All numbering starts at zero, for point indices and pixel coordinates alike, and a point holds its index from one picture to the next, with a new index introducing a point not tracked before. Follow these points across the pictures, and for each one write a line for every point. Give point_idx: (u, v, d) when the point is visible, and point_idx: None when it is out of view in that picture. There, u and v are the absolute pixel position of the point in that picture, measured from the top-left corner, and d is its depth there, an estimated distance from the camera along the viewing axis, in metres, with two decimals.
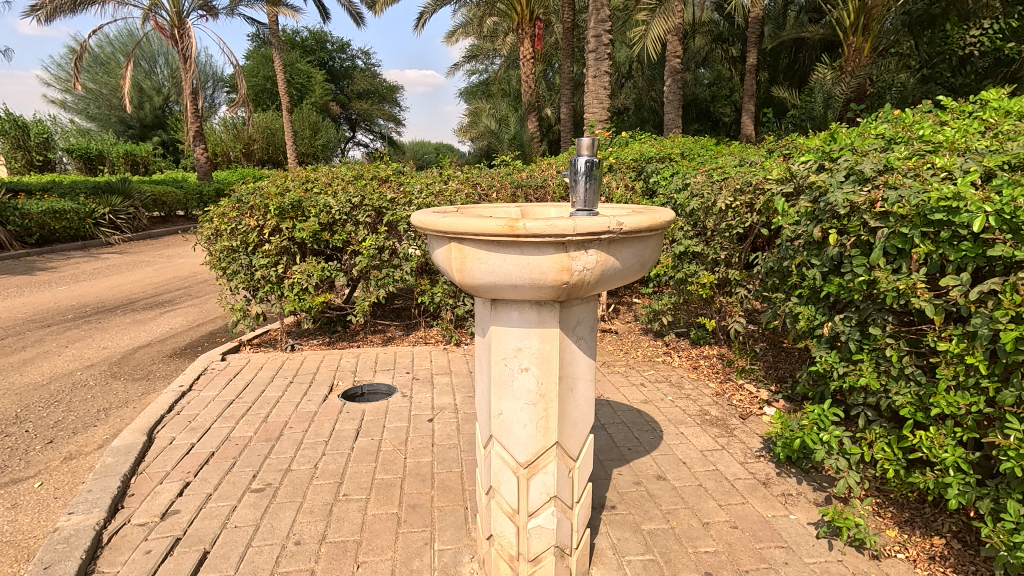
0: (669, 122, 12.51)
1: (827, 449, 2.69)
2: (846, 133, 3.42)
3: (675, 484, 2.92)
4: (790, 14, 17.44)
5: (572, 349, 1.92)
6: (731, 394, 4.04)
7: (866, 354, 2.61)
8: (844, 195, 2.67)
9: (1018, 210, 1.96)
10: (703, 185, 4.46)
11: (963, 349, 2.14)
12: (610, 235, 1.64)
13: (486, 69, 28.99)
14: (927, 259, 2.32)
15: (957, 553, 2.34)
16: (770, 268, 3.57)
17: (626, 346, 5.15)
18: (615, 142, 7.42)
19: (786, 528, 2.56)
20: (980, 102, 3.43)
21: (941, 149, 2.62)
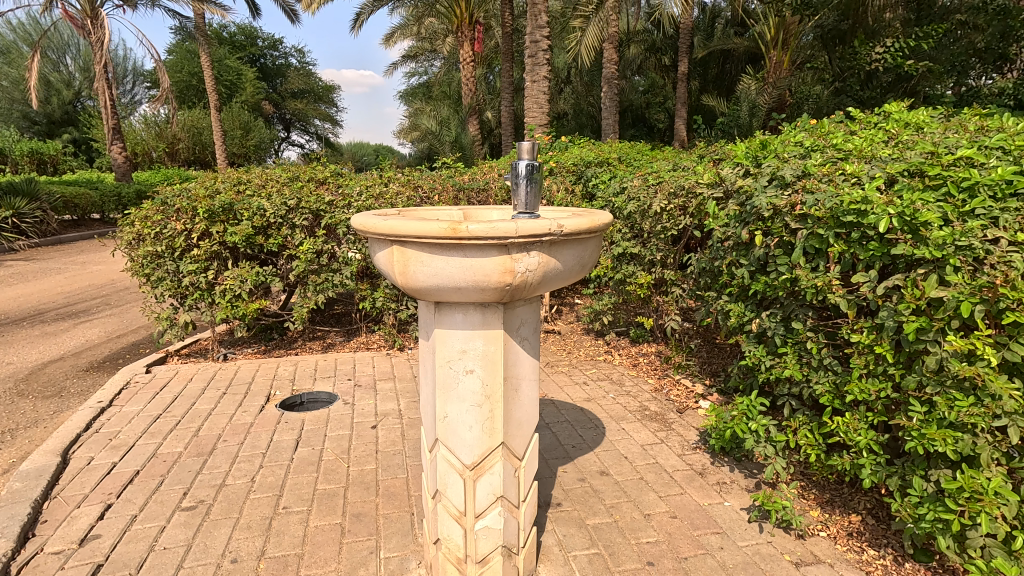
0: (607, 127, 12.85)
1: (756, 437, 2.86)
2: (768, 141, 3.65)
3: (617, 479, 3.01)
4: (717, 26, 18.36)
5: (516, 350, 1.94)
6: (669, 390, 4.20)
7: (790, 347, 2.79)
8: (768, 199, 2.85)
9: (917, 212, 2.16)
10: (640, 189, 4.62)
11: (872, 340, 2.33)
12: (551, 237, 1.67)
13: (426, 70, 28.81)
14: (841, 258, 2.52)
15: (871, 529, 2.54)
16: (702, 269, 3.75)
17: (569, 346, 5.25)
18: (554, 146, 7.57)
19: (721, 515, 2.70)
20: (884, 114, 3.74)
21: (852, 156, 2.84)
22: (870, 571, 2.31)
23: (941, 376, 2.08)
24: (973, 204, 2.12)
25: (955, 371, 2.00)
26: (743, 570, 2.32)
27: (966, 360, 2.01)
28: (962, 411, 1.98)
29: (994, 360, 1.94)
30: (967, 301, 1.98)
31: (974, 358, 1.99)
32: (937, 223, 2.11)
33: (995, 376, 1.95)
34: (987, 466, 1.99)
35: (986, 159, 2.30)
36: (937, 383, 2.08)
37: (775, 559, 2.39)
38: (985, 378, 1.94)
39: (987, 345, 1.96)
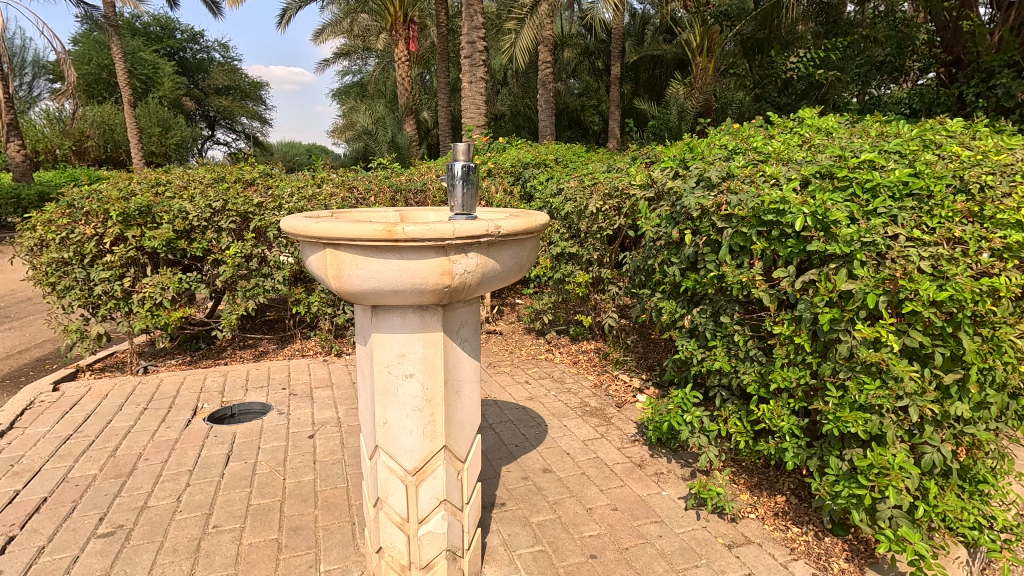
0: (543, 129, 13.01)
1: (690, 428, 2.99)
2: (696, 143, 3.82)
3: (560, 475, 3.06)
4: (647, 32, 19.02)
5: (456, 352, 1.93)
6: (608, 386, 4.31)
7: (719, 340, 2.93)
8: (695, 199, 2.98)
9: (827, 211, 2.33)
10: (576, 190, 4.71)
11: (792, 331, 2.49)
12: (489, 238, 1.67)
13: (360, 69, 28.17)
14: (763, 255, 2.67)
15: (795, 508, 2.72)
16: (637, 267, 3.87)
17: (511, 346, 5.28)
18: (492, 147, 7.60)
19: (659, 504, 2.80)
20: (798, 119, 4.00)
21: (771, 158, 3.01)
22: (794, 547, 2.47)
23: (852, 363, 2.25)
24: (875, 204, 2.31)
25: (864, 358, 2.17)
26: (681, 556, 2.42)
27: (873, 346, 2.19)
28: (871, 394, 2.16)
29: (896, 346, 2.12)
30: (873, 293, 2.15)
31: (879, 344, 2.17)
32: (845, 221, 2.28)
33: (897, 360, 2.13)
34: (892, 443, 2.18)
35: (887, 162, 2.51)
36: (848, 369, 2.25)
37: (710, 542, 2.51)
38: (889, 363, 2.12)
39: (890, 332, 2.14)
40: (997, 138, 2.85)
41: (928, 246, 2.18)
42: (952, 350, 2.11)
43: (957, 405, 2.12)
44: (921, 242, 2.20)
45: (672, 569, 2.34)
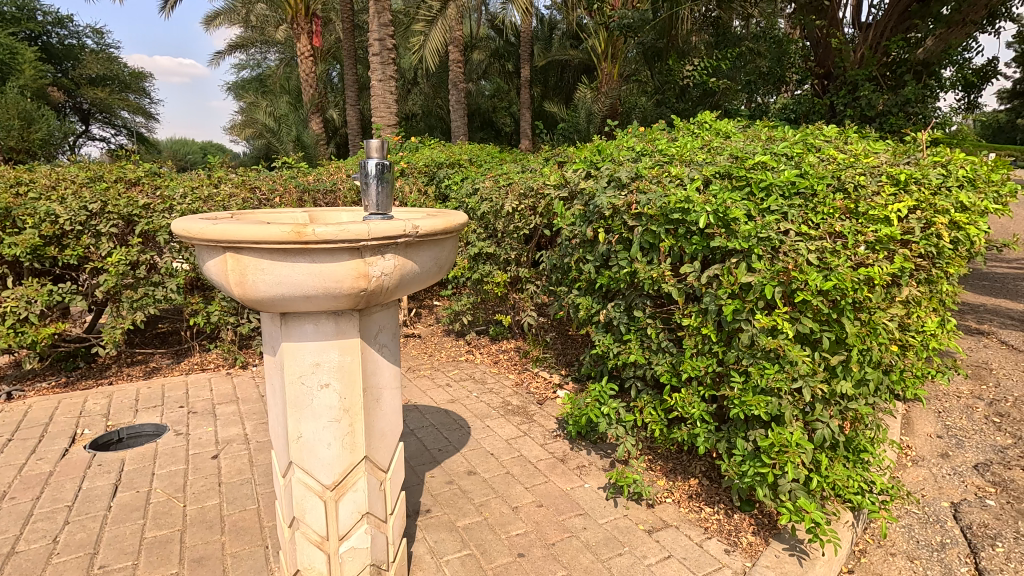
0: (456, 129, 12.93)
1: (608, 420, 3.09)
2: (606, 145, 3.94)
3: (485, 476, 3.04)
4: (555, 37, 19.52)
5: (374, 358, 1.85)
6: (529, 383, 4.35)
7: (633, 334, 3.05)
8: (608, 199, 3.08)
9: (727, 209, 2.49)
10: (491, 190, 4.72)
11: (699, 323, 2.64)
12: (406, 239, 1.60)
13: (259, 63, 26.58)
14: (671, 251, 2.81)
15: (707, 489, 2.88)
16: (554, 265, 3.94)
17: (430, 349, 5.19)
18: (404, 147, 7.45)
19: (582, 497, 2.86)
20: (698, 123, 4.26)
21: (675, 160, 3.17)
22: (707, 527, 2.62)
23: (753, 349, 2.42)
24: (769, 202, 2.49)
25: (763, 345, 2.34)
26: (605, 545, 2.48)
27: (771, 334, 2.36)
28: (771, 377, 2.33)
29: (790, 333, 2.31)
30: (769, 284, 2.33)
31: (776, 331, 2.35)
32: (743, 219, 2.45)
33: (792, 346, 2.32)
34: (790, 422, 2.37)
35: (777, 163, 2.72)
36: (750, 355, 2.42)
37: (631, 530, 2.60)
38: (785, 349, 2.30)
39: (785, 320, 2.32)
40: (865, 143, 3.20)
41: (814, 240, 2.39)
42: (837, 333, 2.32)
43: (843, 383, 2.35)
44: (809, 236, 2.40)
45: (597, 559, 2.40)
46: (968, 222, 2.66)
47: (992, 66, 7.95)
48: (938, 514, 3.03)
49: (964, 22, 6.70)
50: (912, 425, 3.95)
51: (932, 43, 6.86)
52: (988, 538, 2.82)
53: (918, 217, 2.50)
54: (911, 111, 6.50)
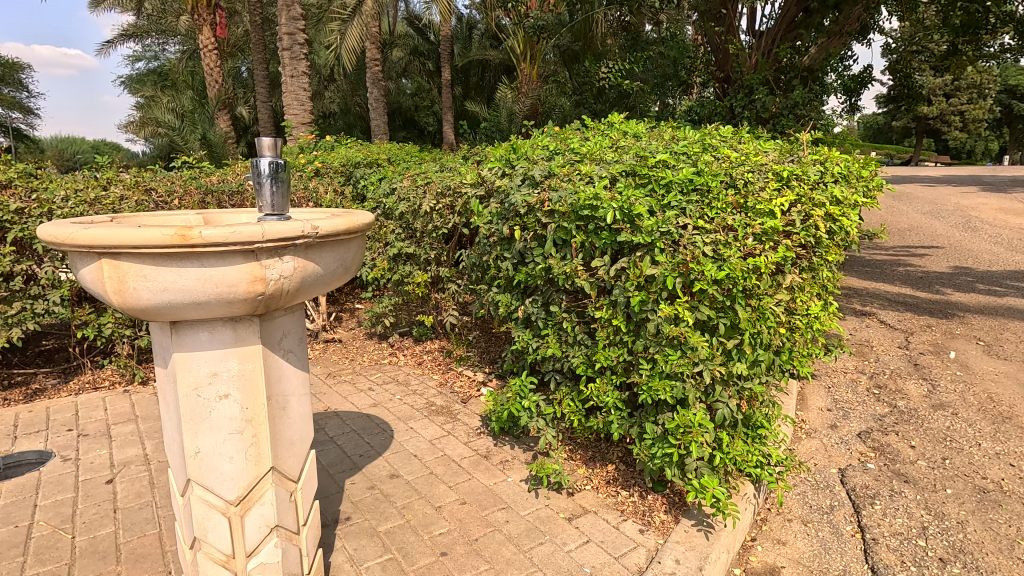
0: (376, 127, 12.62)
1: (529, 414, 3.17)
2: (521, 144, 4.00)
3: (408, 479, 3.00)
4: (474, 36, 19.52)
5: (278, 365, 1.77)
6: (453, 383, 4.34)
7: (551, 328, 3.13)
8: (522, 196, 3.13)
9: (632, 206, 2.61)
10: (409, 189, 4.66)
11: (610, 315, 2.75)
12: (306, 240, 1.55)
13: (157, 55, 24.65)
14: (582, 246, 2.91)
15: (623, 474, 3.01)
16: (474, 264, 3.96)
17: (352, 354, 5.04)
18: (319, 146, 7.19)
19: (505, 491, 2.90)
20: (609, 123, 4.42)
21: (586, 158, 3.28)
22: (623, 509, 2.75)
23: (659, 338, 2.56)
24: (669, 198, 2.64)
25: (667, 333, 2.47)
26: (526, 536, 2.54)
27: (674, 323, 2.51)
28: (674, 362, 2.47)
29: (691, 320, 2.46)
30: (671, 275, 2.47)
31: (679, 320, 2.49)
32: (646, 214, 2.58)
33: (692, 333, 2.47)
34: (693, 404, 2.53)
35: (677, 162, 2.89)
36: (656, 343, 2.55)
37: (552, 519, 2.67)
38: (686, 336, 2.45)
39: (685, 308, 2.47)
40: (756, 143, 3.46)
41: (710, 233, 2.56)
42: (732, 319, 2.50)
43: (738, 365, 2.53)
44: (705, 230, 2.57)
45: (519, 550, 2.44)
46: (841, 214, 2.95)
47: (866, 74, 8.82)
48: (828, 480, 3.34)
49: (841, 33, 7.35)
50: (806, 401, 4.31)
51: (815, 51, 7.49)
52: (868, 497, 3.14)
53: (799, 211, 2.75)
54: (800, 113, 7.09)
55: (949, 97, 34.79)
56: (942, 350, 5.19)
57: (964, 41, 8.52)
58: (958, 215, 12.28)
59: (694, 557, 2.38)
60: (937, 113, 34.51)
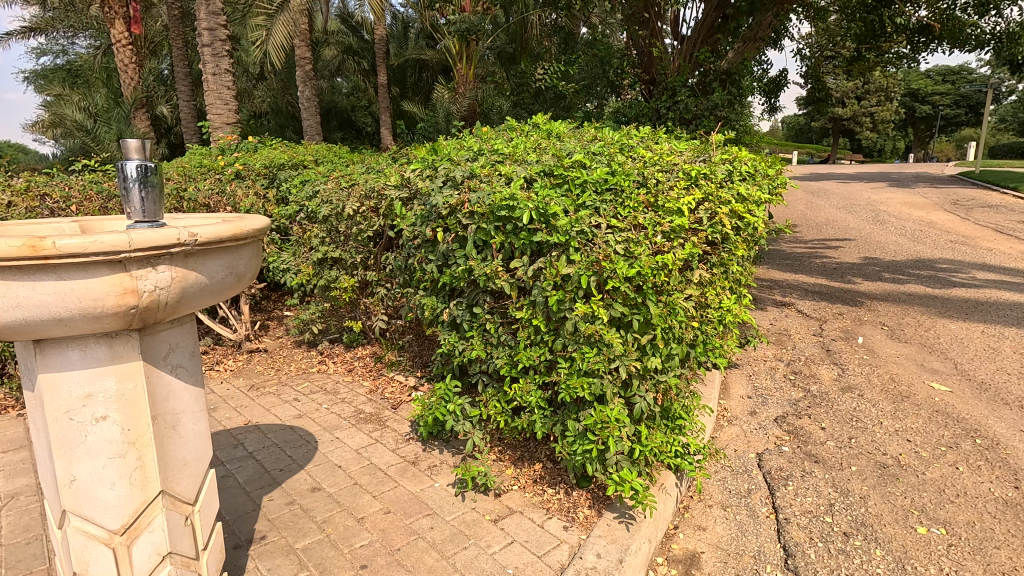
0: (308, 128, 12.01)
1: (455, 417, 3.15)
2: (445, 144, 3.95)
3: (330, 491, 2.91)
4: (409, 35, 19.15)
5: (165, 381, 1.67)
6: (383, 389, 4.24)
7: (475, 330, 3.11)
8: (443, 198, 3.09)
9: (547, 206, 2.63)
10: (332, 192, 4.51)
11: (530, 315, 2.76)
12: (183, 248, 1.47)
13: (65, 50, 22.81)
14: (502, 247, 2.91)
15: (550, 471, 3.03)
16: (400, 267, 3.87)
17: (278, 363, 4.82)
18: (242, 147, 6.86)
19: (431, 496, 2.86)
20: (535, 123, 4.43)
21: (507, 158, 3.27)
22: (549, 507, 2.77)
23: (577, 336, 2.60)
24: (583, 197, 2.69)
25: (583, 331, 2.51)
26: (450, 542, 2.52)
27: (590, 321, 2.55)
28: (591, 360, 2.52)
29: (606, 318, 2.51)
30: (585, 274, 2.51)
31: (594, 318, 2.54)
32: (561, 214, 2.61)
33: (607, 330, 2.52)
34: (611, 399, 2.58)
35: (592, 162, 2.94)
36: (574, 341, 2.58)
37: (478, 522, 2.66)
38: (602, 333, 2.50)
39: (599, 306, 2.52)
40: (671, 143, 3.57)
41: (622, 231, 2.62)
42: (645, 315, 2.58)
43: (653, 359, 2.61)
44: (617, 228, 2.63)
45: (442, 557, 2.42)
46: (746, 211, 3.10)
47: (781, 77, 9.32)
48: (746, 465, 3.49)
49: (753, 39, 7.76)
50: (729, 389, 4.50)
51: (732, 55, 7.84)
52: (782, 479, 3.31)
53: (706, 209, 2.87)
54: (719, 114, 7.42)
55: (861, 100, 37.39)
56: (851, 336, 5.55)
57: (866, 48, 9.16)
58: (868, 209, 13.21)
59: (615, 550, 2.43)
60: (851, 115, 37.04)
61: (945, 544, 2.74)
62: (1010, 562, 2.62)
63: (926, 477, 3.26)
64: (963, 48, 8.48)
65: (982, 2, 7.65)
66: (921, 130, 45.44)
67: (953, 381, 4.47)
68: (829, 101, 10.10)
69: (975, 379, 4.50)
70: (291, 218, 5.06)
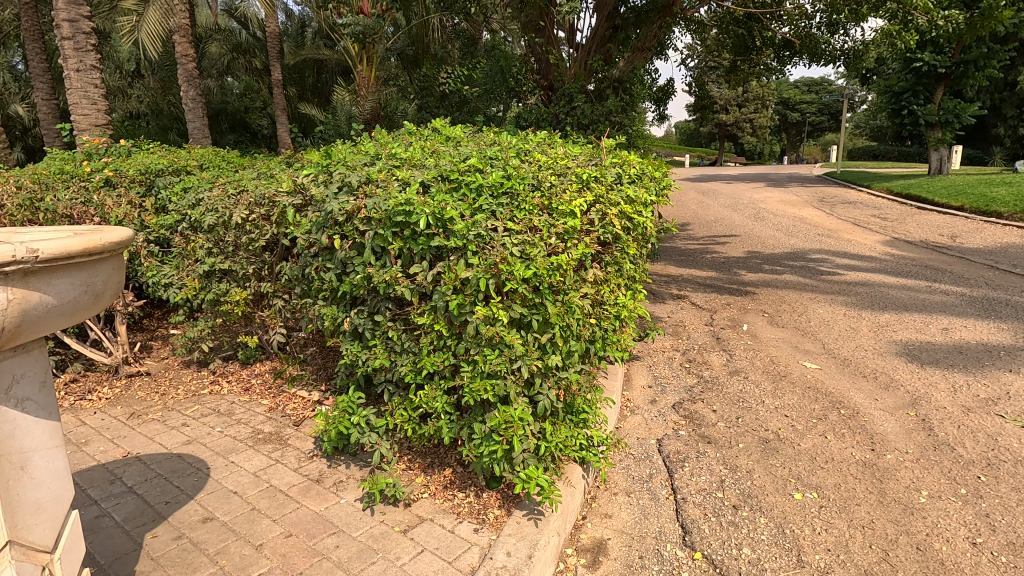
0: (193, 131, 10.27)
1: (360, 430, 3.05)
2: (341, 149, 3.80)
3: (224, 520, 2.72)
4: (307, 35, 18.36)
5: (8, 417, 1.50)
6: (284, 407, 4.01)
7: (378, 339, 3.03)
8: (338, 204, 2.97)
9: (444, 211, 2.65)
10: (218, 199, 4.20)
11: (432, 320, 2.75)
12: (21, 266, 1.35)
13: None
14: (401, 254, 2.86)
15: (460, 476, 3.02)
16: (297, 277, 3.68)
17: (163, 387, 4.40)
18: (114, 151, 6.21)
19: (336, 514, 2.76)
20: (434, 128, 4.39)
21: (405, 163, 3.22)
22: (460, 511, 2.77)
23: (478, 339, 2.63)
24: (479, 201, 2.75)
25: (484, 334, 2.55)
26: (358, 558, 2.45)
27: (491, 323, 2.59)
28: (492, 362, 2.56)
29: (505, 320, 2.56)
30: (483, 277, 2.55)
31: (494, 320, 2.58)
32: (457, 219, 2.64)
33: (507, 332, 2.58)
34: (514, 400, 2.63)
35: (488, 166, 3.00)
36: (476, 344, 2.62)
37: (386, 535, 2.60)
38: (502, 335, 2.55)
39: (499, 308, 2.56)
40: (565, 148, 3.71)
41: (518, 234, 2.70)
42: (543, 315, 2.66)
43: (553, 357, 2.70)
44: (514, 231, 2.71)
45: None
46: (635, 212, 3.30)
47: (668, 86, 9.98)
48: (648, 451, 3.68)
49: (642, 49, 8.22)
50: (631, 381, 4.73)
51: (623, 64, 8.26)
52: (680, 461, 3.53)
53: (597, 211, 3.03)
54: (614, 120, 7.81)
55: (741, 107, 40.87)
56: (737, 324, 6.04)
57: (740, 59, 10.11)
58: (750, 207, 14.45)
59: (524, 547, 2.48)
60: (733, 121, 40.43)
61: (817, 506, 3.06)
62: (868, 515, 2.97)
63: (801, 448, 3.62)
64: (820, 62, 9.43)
65: (833, 22, 8.60)
66: (792, 135, 50.46)
67: (822, 359, 5.00)
68: (713, 107, 10.95)
69: (839, 356, 5.07)
70: (171, 228, 4.65)
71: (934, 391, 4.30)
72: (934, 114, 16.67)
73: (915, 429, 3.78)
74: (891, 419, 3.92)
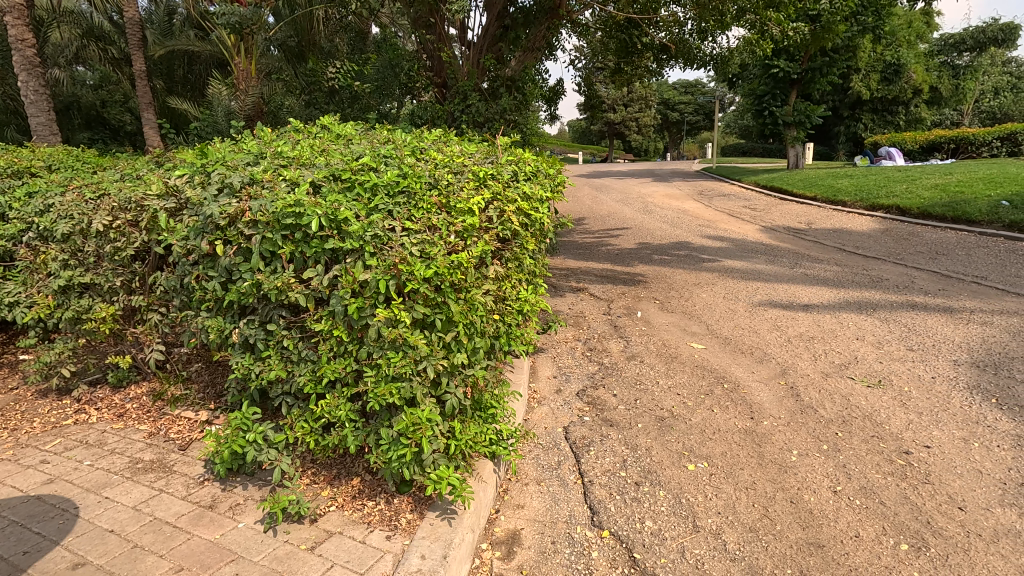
0: (37, 127, 8.97)
1: (256, 447, 2.85)
2: (217, 148, 3.52)
3: (99, 563, 2.44)
4: (173, 23, 16.77)
5: None
6: (167, 430, 3.64)
7: (272, 349, 2.84)
8: (219, 207, 2.77)
9: (337, 212, 2.57)
10: (73, 205, 3.72)
11: (330, 326, 2.64)
12: None
13: None
14: (293, 258, 2.70)
15: (368, 484, 2.93)
16: (174, 288, 3.34)
17: (13, 422, 3.82)
18: None
19: (234, 539, 2.57)
20: (323, 125, 4.19)
21: (293, 162, 3.05)
22: (371, 520, 2.69)
23: (381, 342, 2.57)
24: (375, 201, 2.70)
25: (386, 337, 2.50)
26: None
27: (392, 326, 2.55)
28: (396, 364, 2.52)
29: (407, 321, 2.52)
30: (382, 279, 2.50)
31: (396, 322, 2.54)
32: (352, 219, 2.57)
33: (410, 333, 2.55)
34: (421, 401, 2.60)
35: (381, 165, 2.97)
36: (378, 347, 2.56)
37: (292, 554, 2.47)
38: (405, 337, 2.52)
39: (400, 309, 2.52)
40: (460, 145, 3.70)
41: (416, 233, 2.68)
42: (446, 314, 2.65)
43: (458, 356, 2.70)
44: (412, 230, 2.69)
45: None
46: (532, 208, 3.38)
47: (559, 86, 10.33)
48: (556, 439, 3.80)
49: (532, 49, 8.45)
50: (537, 372, 4.86)
51: (514, 63, 8.43)
52: (585, 446, 3.69)
53: (494, 208, 3.07)
54: (508, 118, 7.96)
55: (627, 107, 43.43)
56: (632, 311, 6.42)
57: (624, 62, 10.68)
58: (638, 201, 15.38)
59: (438, 548, 2.47)
60: (621, 120, 42.87)
61: (708, 474, 3.34)
62: (750, 478, 3.28)
63: (691, 422, 3.92)
64: (693, 66, 10.19)
65: (702, 29, 9.35)
66: (674, 133, 54.28)
67: (707, 340, 5.45)
68: (601, 106, 11.49)
69: (721, 335, 5.54)
70: (13, 238, 4.05)
71: (799, 360, 4.84)
72: (789, 115, 18.66)
73: (785, 396, 4.24)
74: (766, 389, 4.36)
